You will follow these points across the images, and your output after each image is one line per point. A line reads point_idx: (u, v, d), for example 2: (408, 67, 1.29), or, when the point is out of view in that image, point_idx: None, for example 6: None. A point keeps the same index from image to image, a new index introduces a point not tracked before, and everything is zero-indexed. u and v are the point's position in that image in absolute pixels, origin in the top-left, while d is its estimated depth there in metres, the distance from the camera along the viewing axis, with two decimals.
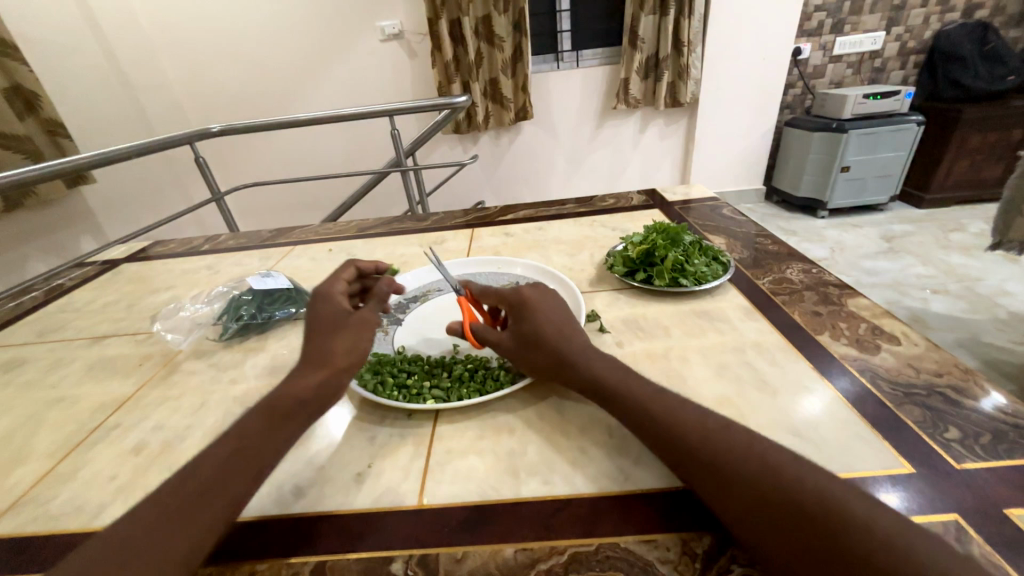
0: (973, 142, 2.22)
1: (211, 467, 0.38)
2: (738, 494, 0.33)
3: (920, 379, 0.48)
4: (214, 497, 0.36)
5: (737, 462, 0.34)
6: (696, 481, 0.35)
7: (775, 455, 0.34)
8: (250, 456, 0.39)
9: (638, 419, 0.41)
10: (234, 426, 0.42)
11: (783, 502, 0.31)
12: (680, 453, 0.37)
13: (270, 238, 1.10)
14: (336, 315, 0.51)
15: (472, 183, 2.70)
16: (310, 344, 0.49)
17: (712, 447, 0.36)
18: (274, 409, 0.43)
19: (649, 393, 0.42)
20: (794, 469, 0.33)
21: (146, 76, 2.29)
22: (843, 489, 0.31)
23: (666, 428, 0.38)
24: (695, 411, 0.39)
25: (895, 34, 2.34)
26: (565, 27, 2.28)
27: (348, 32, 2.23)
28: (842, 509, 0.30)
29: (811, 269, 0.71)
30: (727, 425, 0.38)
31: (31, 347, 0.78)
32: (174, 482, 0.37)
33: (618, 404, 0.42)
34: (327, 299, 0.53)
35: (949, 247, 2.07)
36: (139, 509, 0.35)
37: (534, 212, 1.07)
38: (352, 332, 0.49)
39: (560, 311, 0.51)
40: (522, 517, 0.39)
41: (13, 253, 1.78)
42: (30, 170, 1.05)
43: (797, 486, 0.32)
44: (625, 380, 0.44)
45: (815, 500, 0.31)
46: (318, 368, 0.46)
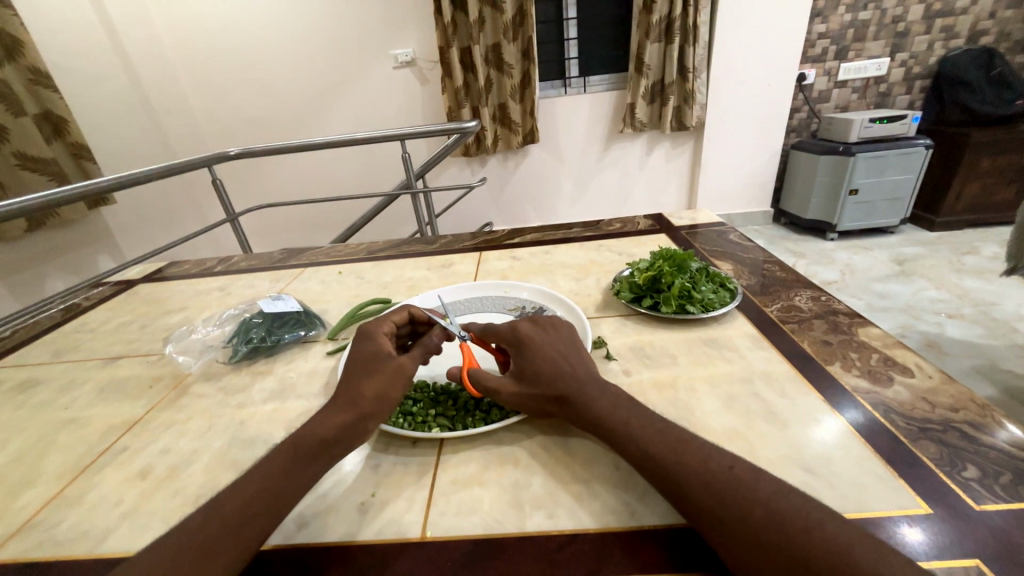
0: (982, 165, 2.21)
1: (233, 506, 0.38)
2: (745, 537, 0.32)
3: (935, 413, 0.47)
4: (229, 538, 0.36)
5: (742, 503, 0.34)
6: (701, 522, 0.35)
7: (782, 497, 0.34)
8: (273, 496, 0.39)
9: (641, 456, 0.40)
10: (261, 461, 0.42)
11: (791, 548, 0.31)
12: (684, 494, 0.36)
13: (282, 260, 1.12)
14: (374, 356, 0.50)
15: (480, 204, 2.74)
16: (345, 383, 0.48)
17: (717, 488, 0.35)
18: (299, 447, 0.42)
19: (652, 430, 0.42)
20: (801, 512, 0.32)
21: (169, 102, 2.38)
22: (852, 535, 0.30)
23: (670, 466, 0.38)
24: (699, 449, 0.39)
25: (900, 60, 2.37)
26: (573, 54, 2.35)
27: (363, 60, 2.32)
28: (852, 557, 0.29)
29: (820, 297, 0.71)
30: (732, 464, 0.37)
31: (46, 367, 0.80)
32: (197, 519, 0.37)
33: (621, 440, 0.42)
34: (370, 338, 0.52)
35: (963, 270, 2.04)
36: (160, 546, 0.35)
37: (541, 236, 1.08)
38: (385, 376, 0.48)
39: (557, 347, 0.51)
40: (526, 553, 0.38)
41: (33, 271, 1.83)
42: (55, 193, 1.09)
43: (805, 532, 0.31)
44: (630, 416, 0.43)
45: (823, 547, 0.30)
46: (345, 409, 0.45)
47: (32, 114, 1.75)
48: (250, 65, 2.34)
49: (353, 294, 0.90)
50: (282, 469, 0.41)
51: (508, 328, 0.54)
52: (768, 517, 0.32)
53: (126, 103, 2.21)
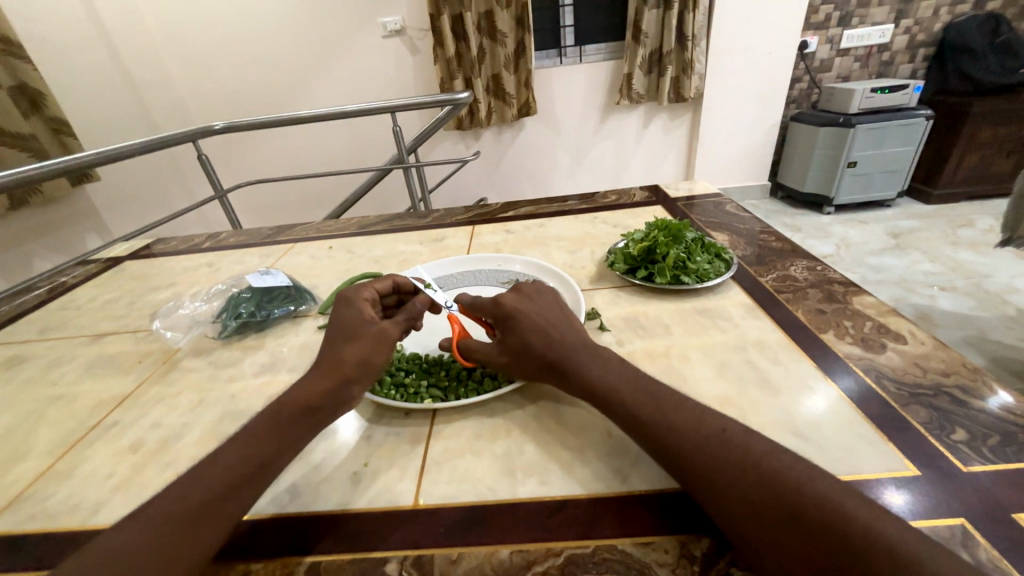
0: (982, 137, 2.19)
1: (219, 473, 0.37)
2: (736, 498, 0.33)
3: (926, 379, 0.47)
4: (217, 508, 0.36)
5: (733, 466, 0.34)
6: (693, 485, 0.35)
7: (773, 458, 0.34)
8: (259, 463, 0.39)
9: (633, 421, 0.40)
10: (245, 428, 0.42)
11: (782, 507, 0.31)
12: (676, 457, 0.36)
13: (271, 235, 1.10)
14: (356, 321, 0.49)
15: (474, 180, 2.70)
16: (326, 350, 0.47)
17: (709, 450, 0.35)
18: (282, 413, 0.42)
19: (644, 394, 0.41)
20: (793, 473, 0.32)
21: (149, 74, 2.29)
22: (842, 493, 0.30)
23: (662, 431, 0.38)
24: (690, 412, 0.39)
25: (904, 26, 2.30)
26: (568, 22, 2.26)
27: (350, 28, 2.22)
28: (842, 514, 0.29)
29: (815, 267, 0.70)
30: (723, 426, 0.37)
31: (33, 344, 0.78)
32: (181, 486, 0.37)
33: (611, 406, 0.42)
34: (350, 303, 0.51)
35: (957, 243, 2.04)
36: (144, 512, 0.35)
37: (535, 209, 1.06)
38: (368, 342, 0.47)
39: (542, 314, 0.49)
40: (517, 518, 0.38)
41: (19, 251, 1.80)
42: (32, 167, 1.06)
43: (796, 491, 0.31)
44: (622, 381, 0.43)
45: (814, 505, 0.30)
46: (327, 375, 0.44)
47: (6, 87, 1.68)
48: (232, 34, 2.24)
49: (344, 269, 0.88)
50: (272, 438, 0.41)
51: (491, 299, 0.52)
52: (759, 478, 0.33)
53: None
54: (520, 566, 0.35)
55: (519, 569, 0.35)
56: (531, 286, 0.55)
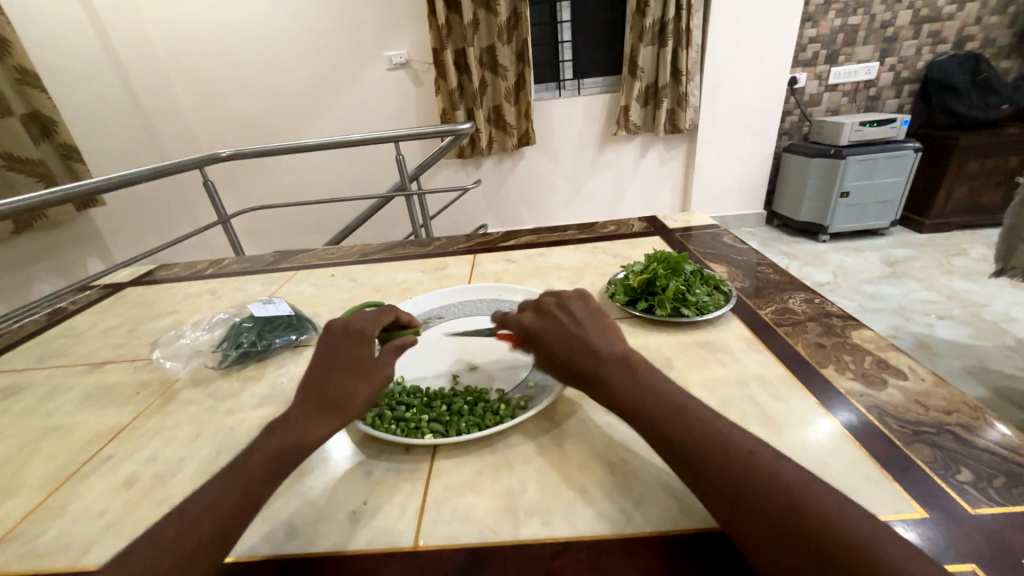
0: (970, 168, 2.24)
1: (199, 512, 0.37)
2: (762, 526, 0.32)
3: (928, 417, 0.47)
4: (211, 553, 0.35)
5: (759, 491, 0.33)
6: (720, 506, 0.34)
7: (800, 487, 0.33)
8: (242, 499, 0.38)
9: (658, 438, 0.40)
10: (231, 464, 0.41)
11: (809, 540, 0.30)
12: (700, 477, 0.36)
13: (274, 262, 1.11)
14: (367, 358, 0.49)
15: (475, 206, 2.74)
16: (332, 380, 0.47)
17: (734, 474, 0.35)
18: (271, 447, 0.42)
19: (669, 410, 0.41)
20: (820, 505, 0.32)
21: (160, 103, 2.36)
22: (870, 528, 0.30)
23: (687, 450, 0.38)
24: (716, 432, 0.38)
25: (889, 64, 2.39)
26: (567, 57, 2.35)
27: (357, 62, 2.31)
28: (871, 552, 0.29)
29: (813, 300, 0.71)
30: (749, 448, 0.37)
31: (30, 372, 0.78)
32: (161, 529, 0.36)
33: (636, 421, 0.42)
34: (361, 336, 0.51)
35: (952, 271, 2.06)
36: (123, 558, 0.34)
37: (536, 238, 1.07)
38: (375, 385, 0.48)
39: (567, 324, 0.50)
40: (520, 561, 0.38)
41: (19, 274, 1.80)
42: (42, 194, 1.07)
43: (822, 525, 0.31)
44: (651, 394, 0.42)
45: (840, 540, 0.30)
46: (333, 414, 0.45)
47: (20, 114, 1.72)
48: (243, 65, 2.32)
49: (346, 297, 0.89)
50: (270, 477, 0.40)
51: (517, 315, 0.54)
52: (784, 508, 0.32)
53: (116, 104, 2.18)
54: None
55: None
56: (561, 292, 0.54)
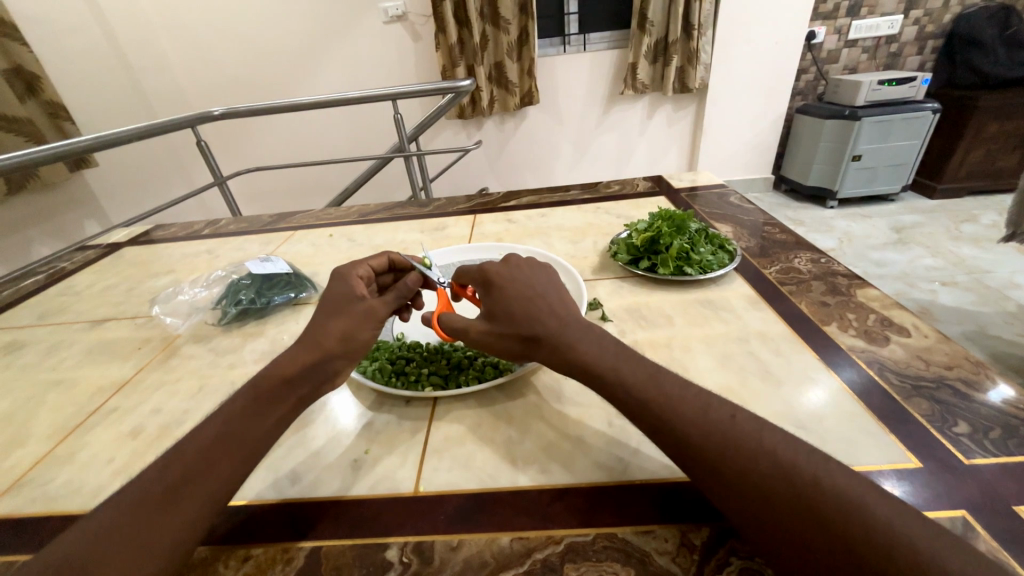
0: (989, 131, 2.17)
1: (195, 455, 0.37)
2: (751, 492, 0.31)
3: (929, 371, 0.47)
4: (196, 487, 0.35)
5: (748, 454, 0.32)
6: (702, 472, 0.33)
7: (786, 449, 0.32)
8: (239, 442, 0.38)
9: (635, 406, 0.37)
10: (223, 408, 0.41)
11: (800, 499, 0.30)
12: (681, 440, 0.34)
13: (272, 222, 1.09)
14: (343, 296, 0.48)
15: (476, 169, 2.68)
16: (312, 324, 0.46)
17: (720, 439, 0.33)
18: (261, 391, 0.41)
19: (645, 375, 0.39)
20: (808, 465, 0.31)
21: (147, 58, 2.26)
22: (860, 487, 0.30)
23: (669, 417, 0.36)
24: (692, 390, 0.37)
25: (914, 17, 2.26)
26: (572, 10, 2.23)
27: (351, 13, 2.19)
28: (866, 512, 0.28)
29: (820, 259, 0.69)
30: (732, 413, 0.35)
31: (32, 329, 0.78)
32: (158, 469, 0.36)
33: (610, 389, 0.39)
34: (342, 279, 0.50)
35: (960, 238, 2.03)
36: (122, 497, 0.34)
37: (537, 198, 1.05)
38: (352, 318, 0.46)
39: (530, 284, 0.46)
40: (517, 506, 0.38)
41: (17, 236, 1.79)
42: (32, 151, 1.04)
43: (812, 484, 0.30)
44: (620, 361, 0.40)
45: (833, 500, 0.29)
46: (308, 350, 0.44)
47: (3, 70, 1.65)
48: (232, 18, 2.21)
49: (344, 257, 0.88)
50: (254, 417, 0.40)
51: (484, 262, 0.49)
52: (775, 470, 0.31)
53: None
54: (520, 553, 0.35)
55: (519, 557, 0.35)
56: (522, 256, 0.51)
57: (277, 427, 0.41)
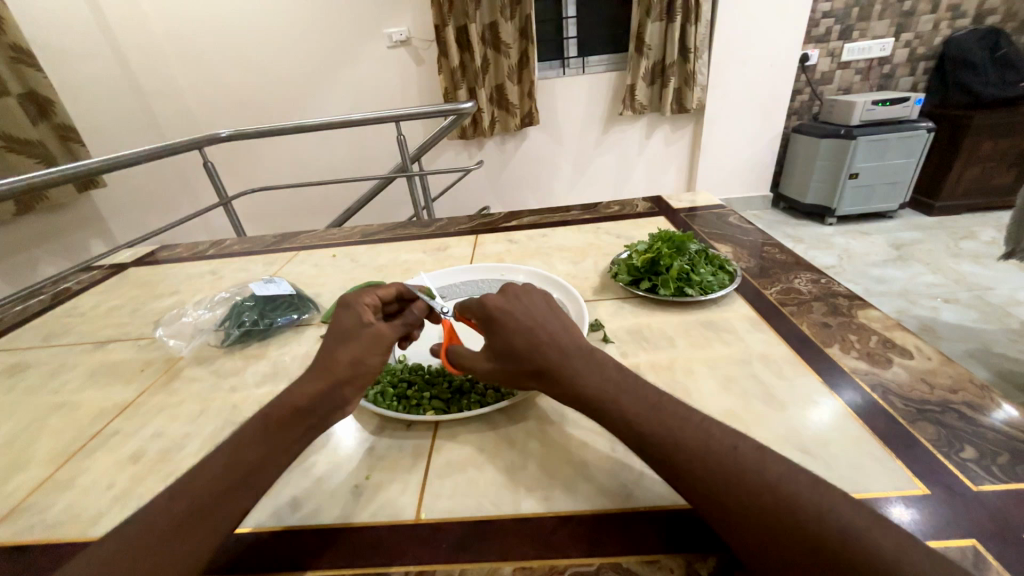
0: (984, 149, 2.20)
1: (204, 484, 0.36)
2: (754, 526, 0.31)
3: (933, 395, 0.47)
4: (203, 517, 0.35)
5: (751, 487, 0.32)
6: (705, 503, 0.33)
7: (789, 480, 0.32)
8: (248, 471, 0.38)
9: (637, 437, 0.37)
10: (235, 434, 0.41)
11: (804, 534, 0.29)
12: (683, 470, 0.34)
13: (276, 243, 1.11)
14: (351, 323, 0.48)
15: (477, 188, 2.71)
16: (322, 351, 0.47)
17: (722, 471, 0.33)
18: (272, 419, 0.41)
19: (647, 404, 0.39)
20: (813, 497, 0.31)
21: (158, 82, 2.32)
22: (865, 520, 0.29)
23: (670, 449, 0.35)
24: (694, 418, 0.37)
25: (904, 40, 2.32)
26: (571, 34, 2.29)
27: (357, 39, 2.25)
28: (870, 547, 0.28)
29: (820, 280, 0.70)
30: (734, 442, 0.35)
31: (36, 350, 0.79)
32: (165, 499, 0.36)
33: (612, 419, 0.39)
34: (349, 306, 0.50)
35: (961, 255, 2.03)
36: (130, 526, 0.34)
37: (538, 218, 1.06)
38: (360, 343, 0.46)
39: (528, 314, 0.45)
40: (520, 534, 0.38)
41: (23, 256, 1.81)
42: (42, 174, 1.06)
43: (815, 517, 0.30)
44: (621, 389, 0.40)
45: (838, 536, 0.29)
46: (319, 377, 0.44)
47: (17, 94, 1.70)
48: (242, 43, 2.28)
49: (348, 278, 0.88)
50: (265, 446, 0.40)
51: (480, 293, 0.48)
52: (778, 503, 0.31)
53: None
54: None
55: None
56: (518, 284, 0.50)
57: (287, 456, 0.41)
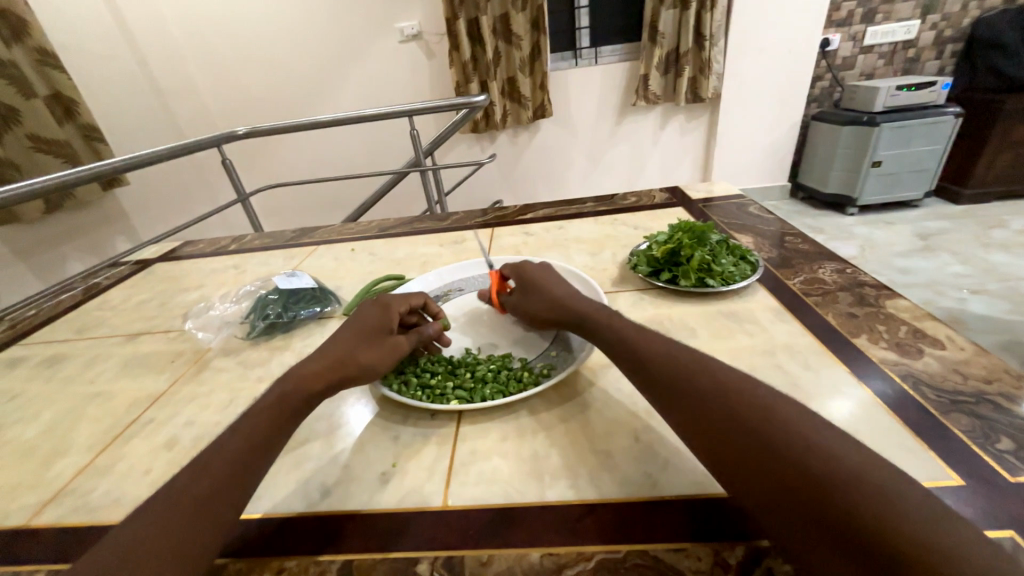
0: (1016, 134, 2.11)
1: (221, 464, 0.38)
2: (760, 468, 0.32)
3: (967, 385, 0.46)
4: (224, 494, 0.37)
5: (766, 437, 0.32)
6: (720, 451, 0.34)
7: (807, 431, 0.32)
8: (260, 450, 0.40)
9: (666, 389, 0.40)
10: (246, 417, 0.43)
11: (816, 481, 0.29)
12: (707, 423, 0.36)
13: (295, 238, 1.12)
14: (379, 327, 0.52)
15: (490, 182, 2.71)
16: (344, 341, 0.50)
17: (741, 420, 0.34)
18: (286, 403, 0.44)
19: (681, 364, 0.41)
20: (830, 449, 0.30)
21: (175, 81, 2.36)
22: (878, 473, 0.29)
23: (697, 399, 0.37)
24: (725, 377, 0.38)
25: (931, 22, 2.23)
26: (584, 24, 2.25)
27: (369, 34, 2.26)
28: (873, 493, 0.27)
29: (845, 269, 0.68)
30: (761, 395, 0.35)
31: (70, 343, 0.81)
32: (185, 480, 0.37)
33: (648, 374, 0.42)
34: (384, 310, 0.54)
35: (989, 244, 1.97)
36: (155, 506, 0.35)
37: (554, 211, 1.06)
38: (380, 351, 0.50)
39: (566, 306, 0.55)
40: (547, 521, 0.38)
41: (53, 253, 1.87)
42: (70, 173, 1.09)
43: (823, 466, 0.29)
44: (659, 356, 0.42)
45: (849, 485, 0.28)
46: (334, 369, 0.47)
47: (42, 96, 1.74)
48: (256, 40, 2.30)
49: (366, 270, 0.89)
50: (279, 430, 0.42)
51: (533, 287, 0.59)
52: (792, 452, 0.31)
53: (133, 83, 2.19)
54: (551, 569, 0.35)
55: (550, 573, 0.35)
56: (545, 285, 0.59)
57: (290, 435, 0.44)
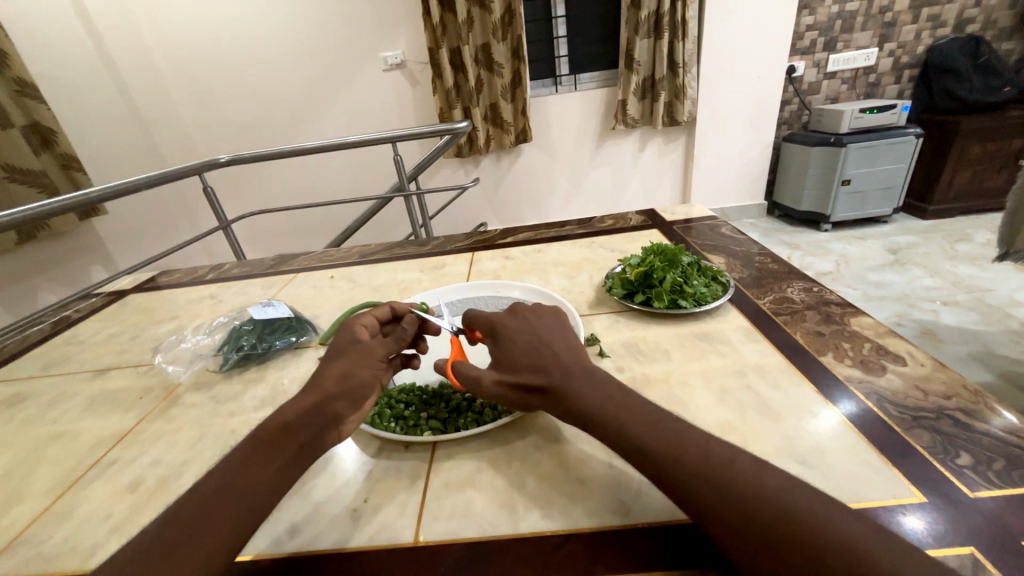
0: (973, 152, 2.22)
1: (194, 511, 0.37)
2: (754, 536, 0.32)
3: (928, 402, 0.47)
4: (192, 543, 0.35)
5: (747, 501, 0.33)
6: (705, 519, 0.34)
7: (786, 492, 0.33)
8: (237, 491, 0.38)
9: (633, 453, 0.39)
10: (227, 458, 0.41)
11: (804, 545, 0.30)
12: (684, 489, 0.35)
13: (275, 266, 1.11)
14: (347, 343, 0.50)
15: (474, 205, 2.74)
16: (316, 370, 0.49)
17: (721, 485, 0.34)
18: (261, 440, 0.42)
19: (644, 423, 0.40)
20: (809, 510, 0.31)
21: (158, 111, 2.37)
22: (865, 533, 0.30)
23: (668, 465, 0.36)
24: (692, 438, 0.38)
25: (888, 50, 2.37)
26: (563, 52, 2.33)
27: (353, 63, 2.31)
28: (865, 557, 0.28)
29: (812, 288, 0.70)
30: (734, 459, 0.36)
31: (33, 381, 0.79)
32: (158, 526, 0.36)
33: (613, 435, 0.40)
34: (347, 327, 0.52)
35: (957, 258, 2.04)
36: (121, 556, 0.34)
37: (534, 234, 1.07)
38: (352, 361, 0.48)
39: (535, 334, 0.49)
40: (519, 555, 0.38)
41: (24, 285, 1.82)
42: (43, 204, 1.07)
43: (815, 531, 0.30)
44: (620, 407, 0.41)
45: (836, 548, 0.29)
46: (309, 394, 0.45)
47: (19, 126, 1.73)
48: (240, 70, 2.34)
49: (345, 299, 0.89)
50: (267, 471, 0.40)
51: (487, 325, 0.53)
52: (774, 516, 0.31)
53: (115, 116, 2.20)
54: None
55: None
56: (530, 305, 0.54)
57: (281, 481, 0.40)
